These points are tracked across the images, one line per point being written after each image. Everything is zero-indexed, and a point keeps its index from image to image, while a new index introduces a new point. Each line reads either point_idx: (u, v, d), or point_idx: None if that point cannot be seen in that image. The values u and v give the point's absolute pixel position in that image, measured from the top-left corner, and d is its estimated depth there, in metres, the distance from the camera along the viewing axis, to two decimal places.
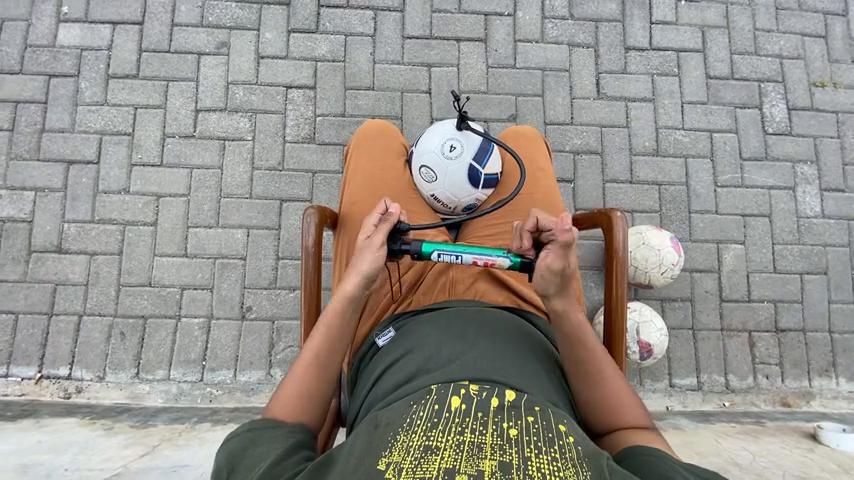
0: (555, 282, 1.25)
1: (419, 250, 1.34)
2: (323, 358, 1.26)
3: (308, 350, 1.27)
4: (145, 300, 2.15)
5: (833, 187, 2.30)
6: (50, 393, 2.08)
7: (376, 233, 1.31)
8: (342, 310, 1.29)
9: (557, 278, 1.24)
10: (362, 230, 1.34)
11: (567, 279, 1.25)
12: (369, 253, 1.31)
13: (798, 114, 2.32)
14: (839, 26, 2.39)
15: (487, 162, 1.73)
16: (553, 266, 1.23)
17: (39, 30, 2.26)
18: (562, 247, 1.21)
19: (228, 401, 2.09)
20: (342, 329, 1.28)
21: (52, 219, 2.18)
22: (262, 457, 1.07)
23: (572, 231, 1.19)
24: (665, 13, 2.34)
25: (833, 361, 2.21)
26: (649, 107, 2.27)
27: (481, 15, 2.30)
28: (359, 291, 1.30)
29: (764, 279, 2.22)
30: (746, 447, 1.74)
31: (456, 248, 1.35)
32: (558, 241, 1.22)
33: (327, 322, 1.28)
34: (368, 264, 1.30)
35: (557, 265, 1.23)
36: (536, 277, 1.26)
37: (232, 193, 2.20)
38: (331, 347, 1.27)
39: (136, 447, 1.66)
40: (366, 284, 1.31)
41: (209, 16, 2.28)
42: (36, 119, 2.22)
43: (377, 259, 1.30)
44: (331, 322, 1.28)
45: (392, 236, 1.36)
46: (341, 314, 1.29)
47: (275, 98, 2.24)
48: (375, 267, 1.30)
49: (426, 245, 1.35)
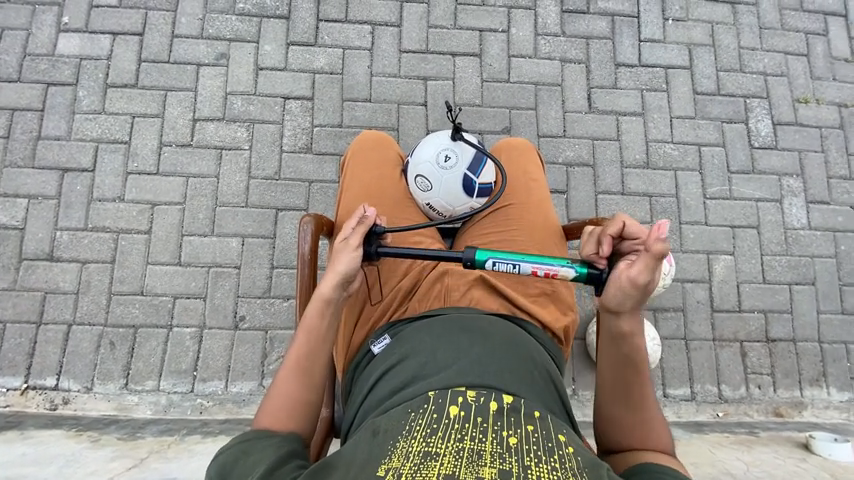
0: (635, 297, 1.14)
1: (473, 258, 1.26)
2: (307, 362, 1.26)
3: (291, 354, 1.27)
4: (137, 309, 2.12)
5: (818, 199, 2.36)
6: (36, 404, 2.03)
7: (353, 235, 1.33)
8: (322, 312, 1.29)
9: (638, 292, 1.13)
10: (341, 234, 1.36)
11: (647, 294, 1.14)
12: (347, 253, 1.32)
13: (783, 129, 2.39)
14: (820, 46, 2.48)
15: (481, 172, 1.76)
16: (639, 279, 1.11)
17: (38, 40, 2.28)
18: (653, 259, 1.08)
19: (218, 412, 2.05)
20: (322, 330, 1.28)
21: (44, 227, 2.16)
22: (256, 462, 1.06)
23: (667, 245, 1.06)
24: (654, 32, 2.42)
25: (823, 371, 2.24)
26: (640, 120, 2.33)
27: (476, 31, 2.36)
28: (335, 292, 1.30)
29: (754, 290, 2.25)
30: (740, 458, 1.74)
31: (516, 256, 1.25)
32: (649, 253, 1.09)
33: (307, 326, 1.28)
34: (344, 264, 1.30)
35: (642, 279, 1.11)
36: (616, 289, 1.15)
37: (228, 202, 2.20)
38: (313, 350, 1.27)
39: (125, 460, 1.62)
40: (342, 286, 1.31)
41: (209, 28, 2.32)
42: (32, 127, 2.22)
43: (353, 260, 1.31)
44: (311, 323, 1.28)
45: (367, 239, 1.39)
46: (320, 316, 1.29)
47: (273, 108, 2.26)
48: (351, 268, 1.30)
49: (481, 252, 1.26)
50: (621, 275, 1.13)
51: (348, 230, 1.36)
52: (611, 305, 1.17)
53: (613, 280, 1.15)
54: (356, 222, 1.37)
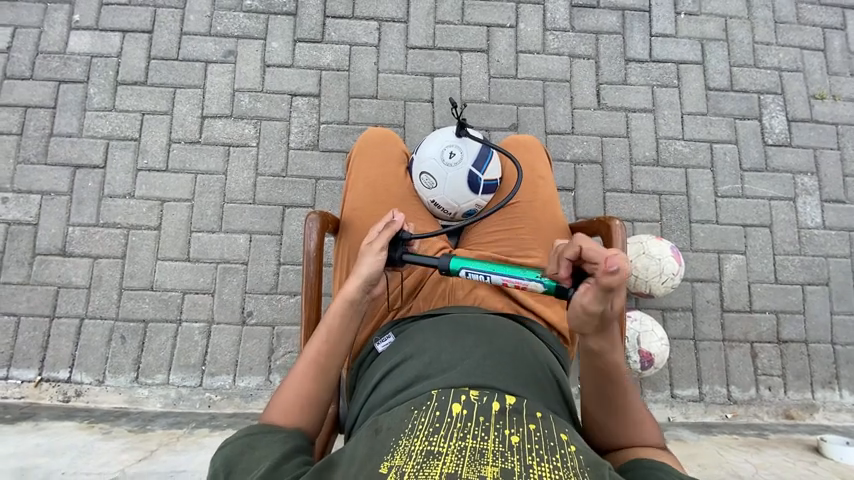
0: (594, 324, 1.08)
1: (448, 267, 1.30)
2: (322, 361, 1.27)
3: (308, 353, 1.27)
4: (147, 304, 2.16)
5: (834, 198, 2.30)
6: (50, 396, 2.08)
7: (379, 238, 1.34)
8: (343, 314, 1.30)
9: (596, 320, 1.07)
10: (368, 237, 1.37)
11: (606, 321, 1.08)
12: (370, 257, 1.33)
13: (798, 126, 2.34)
14: (837, 40, 2.42)
15: (487, 168, 1.75)
16: (590, 309, 1.05)
17: (50, 38, 2.31)
18: (601, 290, 1.01)
19: (226, 406, 2.08)
20: (341, 332, 1.29)
21: (57, 223, 2.20)
22: (261, 459, 1.07)
23: (620, 279, 0.99)
24: (665, 26, 2.38)
25: (836, 373, 2.20)
26: (650, 117, 2.30)
27: (484, 26, 2.34)
28: (359, 294, 1.32)
29: (765, 290, 2.21)
30: (749, 460, 1.72)
31: (484, 267, 1.26)
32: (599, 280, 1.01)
33: (328, 327, 1.28)
34: (368, 267, 1.31)
35: (594, 309, 1.05)
36: (572, 318, 1.09)
37: (236, 198, 2.22)
38: (330, 350, 1.28)
39: (134, 452, 1.66)
40: (366, 288, 1.32)
41: (217, 25, 2.33)
42: (44, 124, 2.25)
43: (377, 264, 1.32)
44: (331, 322, 1.29)
45: (395, 243, 1.38)
46: (341, 318, 1.30)
47: (280, 106, 2.27)
48: (375, 271, 1.31)
49: (455, 261, 1.30)
50: (574, 304, 1.06)
51: (374, 234, 1.37)
52: (573, 328, 1.12)
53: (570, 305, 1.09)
54: (383, 225, 1.38)
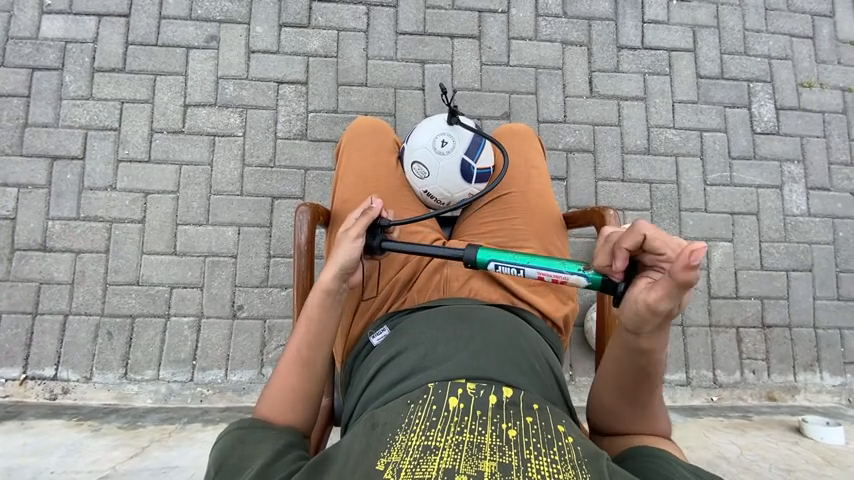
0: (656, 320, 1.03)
1: (475, 259, 1.26)
2: (308, 353, 1.24)
3: (291, 348, 1.24)
4: (134, 299, 2.11)
5: (819, 186, 2.35)
6: (35, 394, 2.03)
7: (353, 227, 1.30)
8: (323, 305, 1.26)
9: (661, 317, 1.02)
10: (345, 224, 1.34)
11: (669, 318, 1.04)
12: (347, 245, 1.29)
13: (786, 114, 2.36)
14: (826, 28, 2.43)
15: (480, 155, 1.70)
16: (657, 307, 1.00)
17: (21, 22, 2.20)
18: (678, 286, 0.96)
19: (219, 401, 2.06)
20: (321, 323, 1.25)
21: (36, 217, 2.12)
22: (255, 455, 1.05)
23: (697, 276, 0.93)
24: (657, 12, 2.36)
25: (817, 356, 2.27)
26: (641, 105, 2.29)
27: (475, 12, 2.29)
28: (337, 283, 1.27)
29: (752, 276, 2.26)
30: (734, 442, 1.78)
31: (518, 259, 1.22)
32: (674, 279, 0.96)
33: (308, 318, 1.25)
34: (345, 255, 1.27)
35: (661, 305, 1.00)
36: (634, 312, 1.04)
37: (223, 190, 2.16)
38: (313, 340, 1.25)
39: (125, 449, 1.63)
40: (343, 276, 1.28)
41: (198, 9, 2.24)
42: (18, 113, 2.16)
43: (354, 250, 1.28)
44: (312, 315, 1.26)
45: (371, 231, 1.38)
46: (322, 308, 1.26)
47: (266, 94, 2.21)
48: (351, 259, 1.27)
49: (483, 253, 1.26)
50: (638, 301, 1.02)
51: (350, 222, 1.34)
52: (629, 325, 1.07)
53: (629, 301, 1.05)
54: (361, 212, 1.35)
